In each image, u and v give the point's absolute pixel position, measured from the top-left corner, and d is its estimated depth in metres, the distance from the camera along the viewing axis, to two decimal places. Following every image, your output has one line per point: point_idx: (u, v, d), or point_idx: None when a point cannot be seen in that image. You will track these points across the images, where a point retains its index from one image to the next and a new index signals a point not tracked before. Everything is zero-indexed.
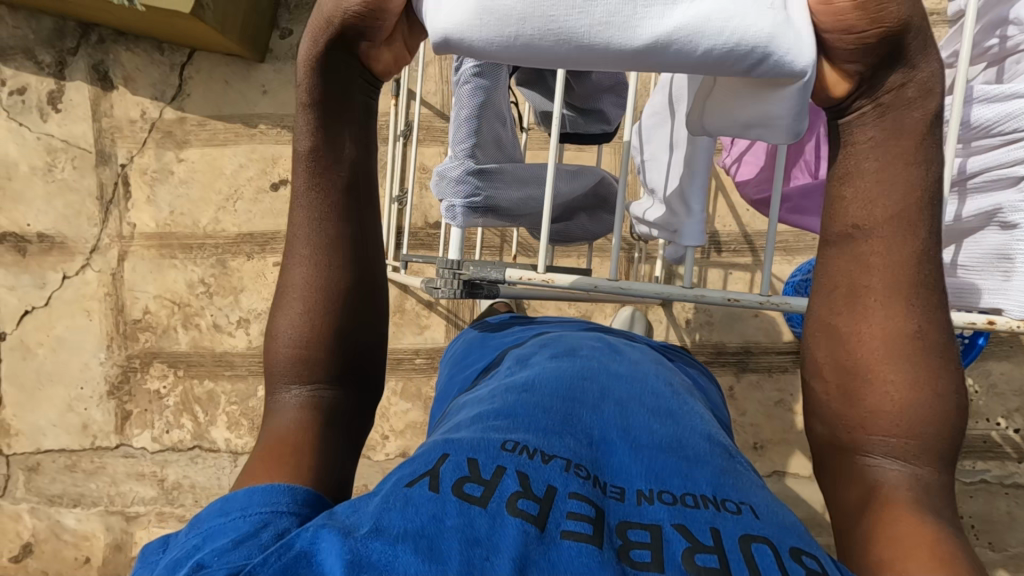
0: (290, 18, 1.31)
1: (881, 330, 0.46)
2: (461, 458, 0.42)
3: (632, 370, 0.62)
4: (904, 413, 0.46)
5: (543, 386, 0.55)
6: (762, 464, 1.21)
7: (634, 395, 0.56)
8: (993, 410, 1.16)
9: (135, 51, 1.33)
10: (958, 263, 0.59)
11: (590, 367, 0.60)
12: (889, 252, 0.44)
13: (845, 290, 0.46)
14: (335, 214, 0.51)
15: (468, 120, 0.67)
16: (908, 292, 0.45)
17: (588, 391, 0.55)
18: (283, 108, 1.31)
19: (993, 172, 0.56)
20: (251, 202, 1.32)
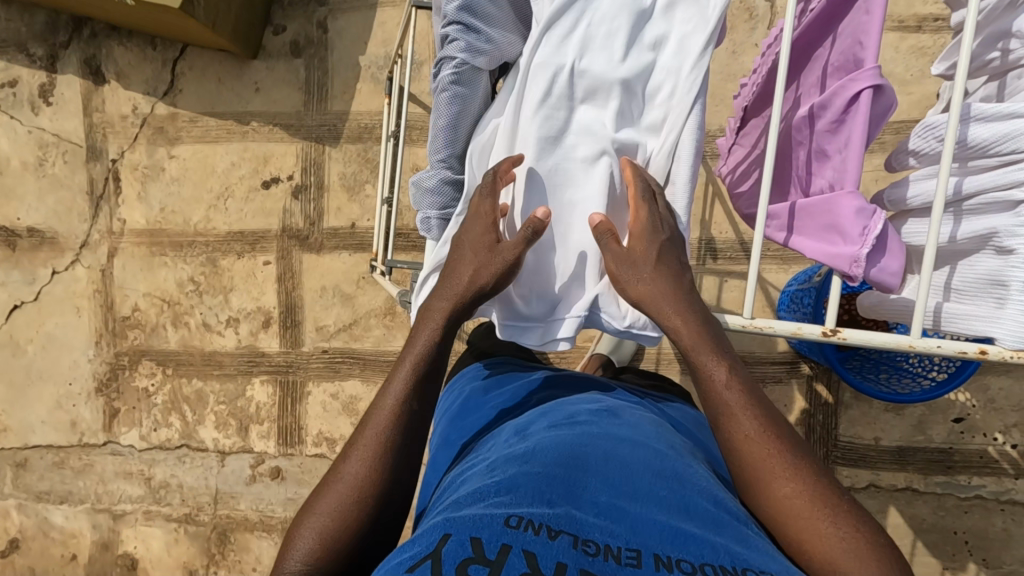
0: (284, 15, 1.29)
1: (775, 489, 0.52)
2: (463, 538, 0.41)
3: (632, 434, 0.59)
4: (834, 552, 0.48)
5: (541, 457, 0.53)
6: None
7: (639, 458, 0.54)
8: (991, 425, 1.15)
9: (127, 46, 1.32)
10: (952, 287, 0.58)
11: (590, 436, 0.58)
12: (738, 427, 0.54)
13: (735, 468, 0.55)
14: (407, 426, 0.56)
15: (445, 130, 0.64)
16: (771, 450, 0.53)
17: (590, 458, 0.53)
18: (276, 106, 1.29)
19: (989, 195, 0.53)
20: (242, 201, 1.30)
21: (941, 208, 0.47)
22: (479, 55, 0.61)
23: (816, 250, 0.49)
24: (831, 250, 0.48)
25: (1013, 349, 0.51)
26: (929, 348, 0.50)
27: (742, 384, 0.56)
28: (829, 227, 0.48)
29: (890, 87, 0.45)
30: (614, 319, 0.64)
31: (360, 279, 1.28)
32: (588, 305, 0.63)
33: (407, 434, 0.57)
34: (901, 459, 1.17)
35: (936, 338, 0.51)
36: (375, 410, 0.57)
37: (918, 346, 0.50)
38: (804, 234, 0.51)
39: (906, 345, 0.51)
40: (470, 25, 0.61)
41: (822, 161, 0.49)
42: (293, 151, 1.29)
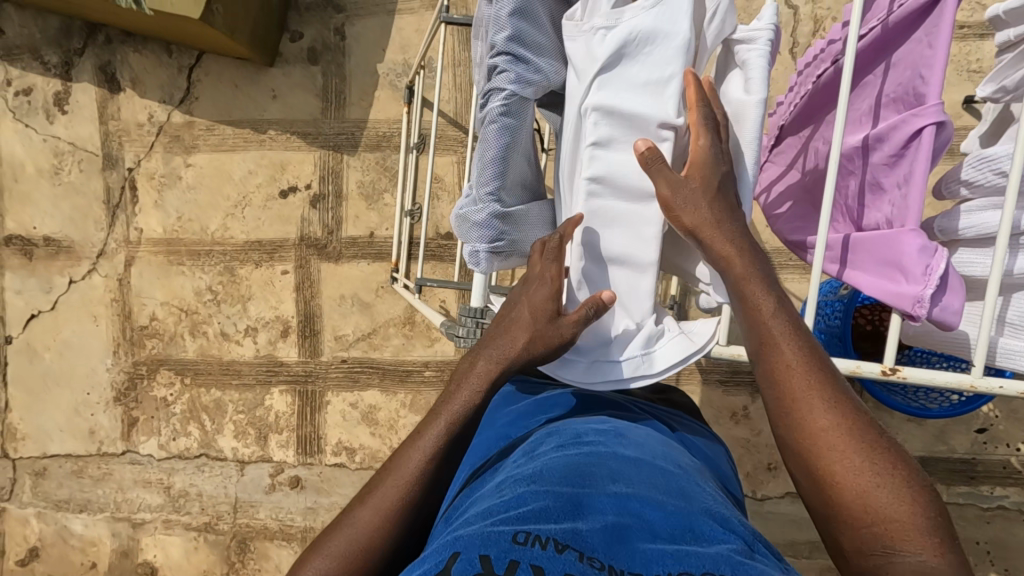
0: (301, 20, 1.27)
1: (815, 424, 0.48)
2: (472, 553, 0.40)
3: (640, 454, 0.58)
4: (869, 493, 0.45)
5: (551, 476, 0.52)
6: (775, 485, 1.20)
7: (645, 478, 0.53)
8: (1014, 436, 1.14)
9: (143, 52, 1.31)
10: (1006, 319, 0.57)
11: (598, 456, 0.56)
12: (781, 360, 0.50)
13: (772, 400, 0.50)
14: (456, 439, 0.53)
15: (494, 163, 0.48)
16: (814, 386, 0.48)
17: (597, 477, 0.52)
18: (293, 113, 1.28)
19: None
20: (259, 209, 1.29)
21: (1006, 245, 0.46)
22: (530, 88, 0.48)
23: (871, 286, 0.48)
24: (893, 290, 0.46)
25: None
26: (991, 388, 0.50)
27: (792, 321, 0.51)
28: (889, 264, 0.46)
29: (952, 124, 0.44)
30: (686, 352, 0.54)
31: (379, 288, 1.27)
32: (645, 342, 0.54)
33: (456, 448, 0.53)
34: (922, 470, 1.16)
35: (998, 378, 0.50)
36: (391, 471, 0.51)
37: (980, 385, 0.50)
38: (863, 269, 0.49)
39: (968, 384, 0.50)
40: (522, 56, 0.48)
41: (876, 194, 0.48)
42: (310, 159, 1.28)
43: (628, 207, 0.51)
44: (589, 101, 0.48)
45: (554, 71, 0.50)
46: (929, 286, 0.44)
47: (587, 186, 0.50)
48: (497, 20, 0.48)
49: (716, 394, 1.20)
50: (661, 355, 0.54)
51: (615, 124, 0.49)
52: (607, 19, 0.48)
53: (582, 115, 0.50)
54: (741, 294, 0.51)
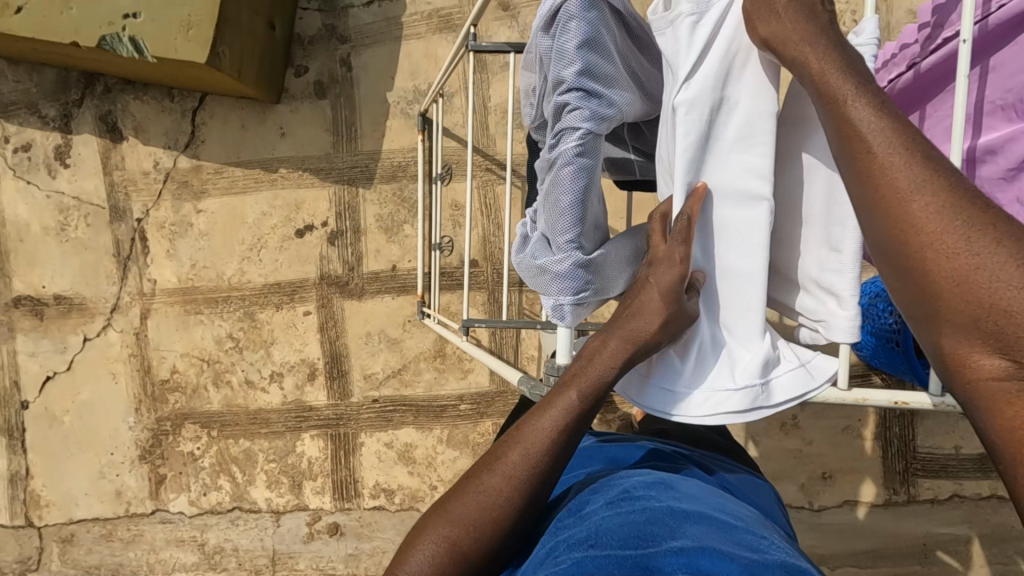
0: (305, 55, 1.23)
1: (912, 215, 0.38)
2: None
3: (701, 505, 0.51)
4: (982, 281, 0.36)
5: (608, 541, 0.45)
6: (832, 495, 1.16)
7: (715, 530, 0.46)
8: None
9: (144, 99, 1.27)
10: None
11: (656, 509, 0.49)
12: (870, 145, 0.40)
13: (856, 194, 0.41)
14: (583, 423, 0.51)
15: (570, 209, 0.45)
16: (909, 167, 0.39)
17: (657, 533, 0.45)
18: (304, 149, 1.25)
19: None
20: (276, 250, 1.25)
21: None
22: (605, 124, 0.45)
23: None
24: None
25: None
26: None
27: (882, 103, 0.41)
28: None
29: None
30: (805, 385, 0.49)
31: (406, 322, 1.24)
32: (762, 368, 0.49)
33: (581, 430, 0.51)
34: (984, 468, 1.13)
35: None
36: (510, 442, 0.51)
37: None
38: None
39: None
40: (594, 91, 0.44)
41: None
42: (325, 195, 1.24)
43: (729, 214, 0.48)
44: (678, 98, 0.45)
45: (626, 103, 0.46)
46: None
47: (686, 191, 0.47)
48: (563, 54, 0.44)
49: None
50: (780, 386, 0.49)
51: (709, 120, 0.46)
52: (696, 6, 0.46)
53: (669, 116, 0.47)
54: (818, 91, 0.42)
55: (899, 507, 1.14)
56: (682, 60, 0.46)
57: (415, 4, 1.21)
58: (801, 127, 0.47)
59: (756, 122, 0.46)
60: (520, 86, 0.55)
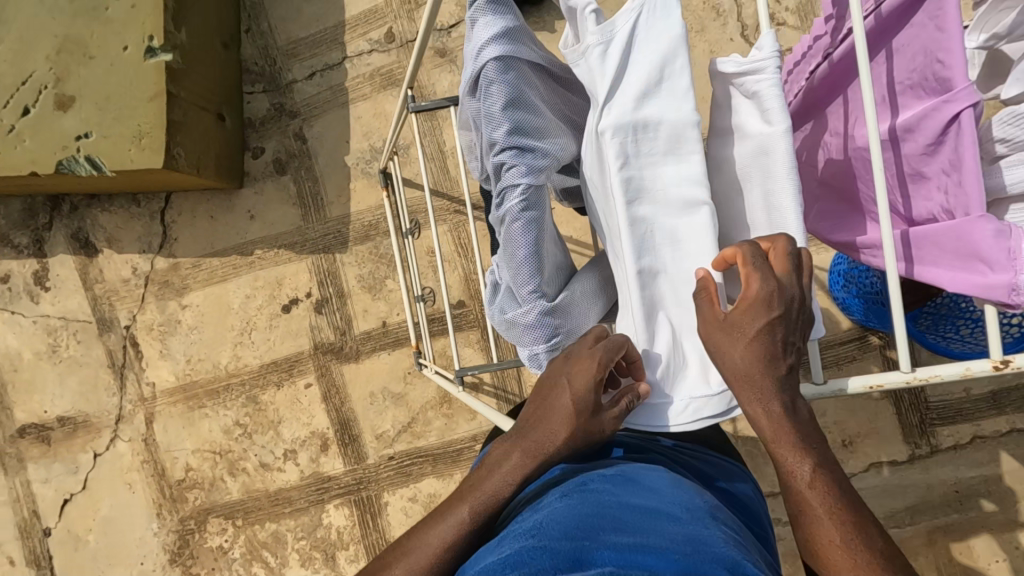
0: (259, 136, 1.26)
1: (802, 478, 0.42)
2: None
3: (655, 498, 0.49)
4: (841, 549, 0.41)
5: (553, 528, 0.44)
6: (856, 461, 1.16)
7: (663, 525, 0.44)
8: None
9: (111, 209, 1.29)
10: None
11: (607, 503, 0.47)
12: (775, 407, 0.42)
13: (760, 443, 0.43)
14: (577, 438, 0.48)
15: (527, 261, 0.46)
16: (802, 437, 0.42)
17: (602, 527, 0.43)
18: (274, 227, 1.26)
19: None
20: (266, 330, 1.27)
21: None
22: (543, 174, 0.46)
23: (958, 283, 0.42)
24: (980, 281, 0.41)
25: None
26: None
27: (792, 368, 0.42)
28: (963, 255, 0.42)
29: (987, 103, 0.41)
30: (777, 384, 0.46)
31: (406, 374, 1.24)
32: None
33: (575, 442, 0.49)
34: (997, 404, 1.13)
35: None
36: (486, 469, 0.49)
37: None
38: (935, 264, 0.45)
39: None
40: (527, 145, 0.46)
41: (920, 183, 0.46)
42: (304, 267, 1.26)
43: (674, 223, 0.44)
44: (606, 123, 0.43)
45: (561, 149, 0.48)
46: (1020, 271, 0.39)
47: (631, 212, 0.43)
48: (491, 117, 0.46)
49: None
50: None
51: (639, 138, 0.43)
52: (602, 32, 0.43)
53: (597, 144, 0.44)
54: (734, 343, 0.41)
55: (924, 460, 1.15)
56: (600, 83, 0.43)
57: (356, 67, 1.24)
58: (741, 123, 0.45)
59: (681, 133, 0.43)
60: (462, 146, 0.57)
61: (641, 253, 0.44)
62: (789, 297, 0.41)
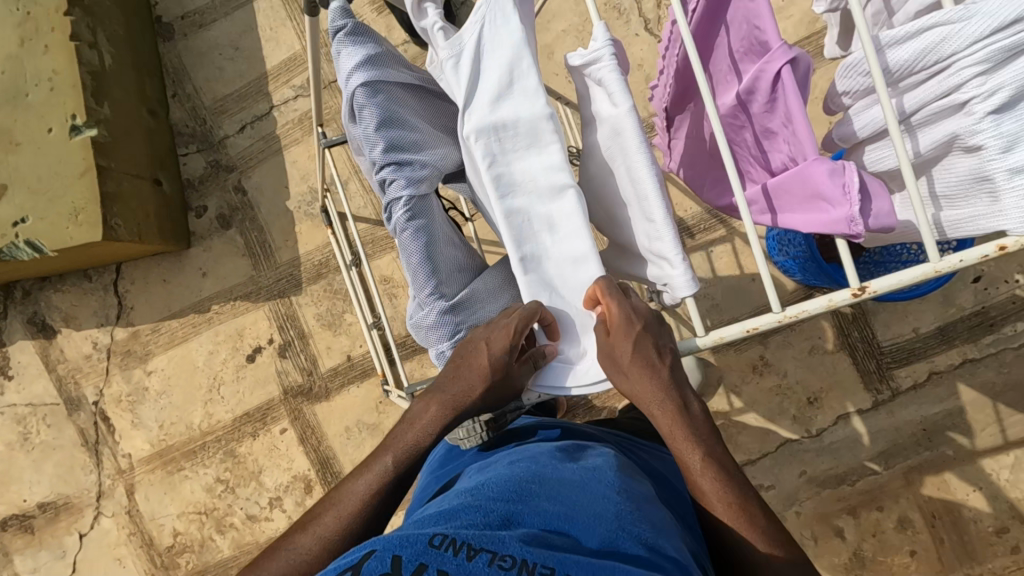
0: (200, 195, 1.28)
1: (700, 473, 0.47)
2: (384, 550, 0.39)
3: (590, 471, 0.53)
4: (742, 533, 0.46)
5: (489, 488, 0.48)
6: (825, 416, 1.19)
7: (591, 497, 0.49)
8: (1008, 270, 1.16)
9: (64, 288, 1.31)
10: (938, 194, 0.50)
11: (544, 473, 0.51)
12: (658, 409, 0.47)
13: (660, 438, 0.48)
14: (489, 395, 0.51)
15: (421, 266, 0.49)
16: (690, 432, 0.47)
17: (535, 491, 0.48)
18: (228, 280, 1.28)
19: (933, 107, 0.46)
20: (234, 382, 1.27)
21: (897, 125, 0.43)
22: (423, 184, 0.49)
23: (810, 223, 0.46)
24: (825, 218, 0.44)
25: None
26: (952, 266, 0.43)
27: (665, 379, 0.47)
28: (810, 197, 0.45)
29: (805, 56, 0.45)
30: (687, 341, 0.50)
31: (378, 403, 1.25)
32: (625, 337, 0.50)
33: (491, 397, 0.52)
34: (946, 338, 1.17)
35: (951, 254, 0.43)
36: (407, 421, 0.53)
37: (942, 268, 0.43)
38: (789, 210, 0.48)
39: (930, 271, 0.44)
40: (404, 160, 0.49)
41: (771, 139, 0.49)
42: (263, 315, 1.27)
43: (543, 210, 0.47)
44: (467, 128, 0.46)
45: (440, 158, 0.51)
46: (854, 203, 0.43)
47: (502, 207, 0.46)
48: (368, 138, 0.49)
49: (731, 357, 1.21)
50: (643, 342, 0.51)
51: (501, 138, 0.46)
52: (452, 47, 0.47)
53: (465, 149, 0.47)
54: (609, 355, 0.47)
55: (888, 404, 1.18)
56: (457, 94, 0.46)
57: (284, 114, 1.27)
58: (597, 110, 0.49)
59: (537, 127, 0.46)
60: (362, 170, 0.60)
61: (520, 242, 0.46)
62: (639, 309, 0.47)
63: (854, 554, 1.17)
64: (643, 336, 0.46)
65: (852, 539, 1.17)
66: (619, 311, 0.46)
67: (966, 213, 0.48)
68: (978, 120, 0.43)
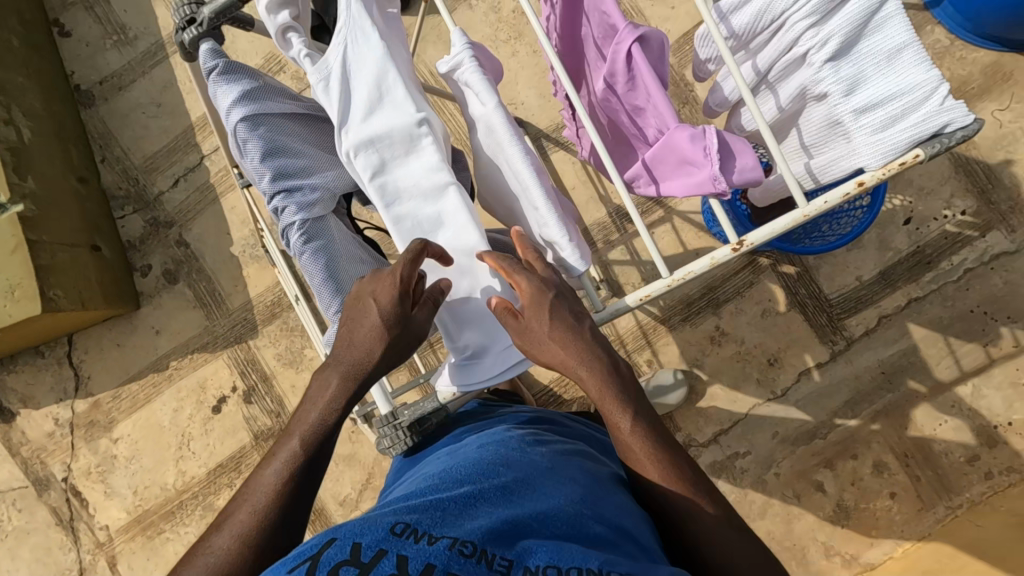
0: (143, 254, 1.28)
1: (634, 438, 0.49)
2: (346, 538, 0.38)
3: (555, 456, 0.55)
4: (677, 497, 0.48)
5: (455, 473, 0.49)
6: (787, 375, 1.21)
7: (554, 479, 0.50)
8: (934, 208, 1.21)
9: (18, 368, 1.29)
10: (807, 143, 0.53)
11: (511, 455, 0.53)
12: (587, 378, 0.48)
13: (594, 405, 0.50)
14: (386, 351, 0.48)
15: (325, 285, 0.50)
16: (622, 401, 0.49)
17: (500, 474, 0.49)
18: (182, 335, 1.27)
19: (782, 63, 0.49)
20: (203, 435, 1.26)
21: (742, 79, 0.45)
22: (316, 206, 0.51)
23: (684, 188, 0.48)
24: (694, 181, 0.47)
25: (881, 166, 0.45)
26: (819, 208, 0.46)
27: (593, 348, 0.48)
28: (679, 163, 0.48)
29: (653, 33, 0.48)
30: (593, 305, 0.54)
31: (351, 433, 1.25)
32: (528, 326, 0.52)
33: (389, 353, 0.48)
34: (888, 282, 1.21)
35: (818, 197, 0.46)
36: (311, 400, 0.50)
37: (810, 212, 0.46)
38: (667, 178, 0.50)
39: (800, 217, 0.46)
40: (293, 187, 0.50)
41: (641, 115, 0.51)
42: (223, 363, 1.27)
43: (432, 212, 0.48)
44: (346, 145, 0.47)
45: (331, 179, 0.52)
46: (715, 162, 0.45)
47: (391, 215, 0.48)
48: (255, 171, 0.50)
49: (688, 332, 1.23)
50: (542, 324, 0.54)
51: (380, 150, 0.47)
52: (320, 70, 0.48)
53: (349, 165, 0.48)
54: (530, 331, 0.47)
55: (845, 353, 1.21)
56: (332, 114, 0.48)
57: (216, 162, 1.27)
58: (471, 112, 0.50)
59: (412, 135, 0.47)
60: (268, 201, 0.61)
61: None
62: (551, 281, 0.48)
63: (838, 505, 1.19)
64: (558, 309, 0.47)
65: (832, 491, 1.19)
66: (531, 288, 0.47)
67: (830, 157, 0.50)
68: (818, 69, 0.46)
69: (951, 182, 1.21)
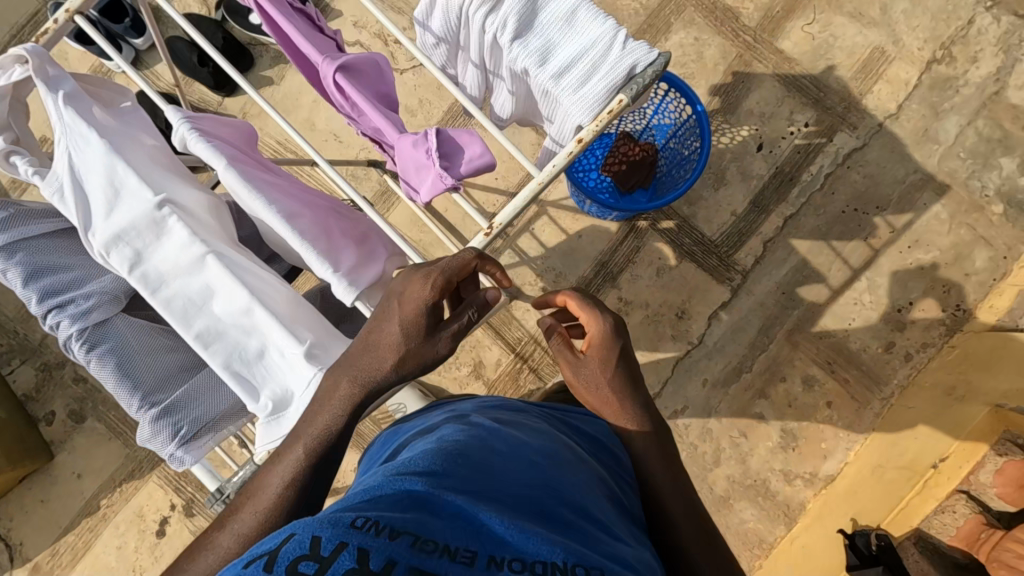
0: (43, 402, 1.24)
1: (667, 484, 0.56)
2: (304, 529, 0.29)
3: (517, 443, 0.47)
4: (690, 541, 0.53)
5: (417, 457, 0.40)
6: (698, 322, 1.24)
7: (515, 467, 0.43)
8: (779, 128, 1.27)
9: None
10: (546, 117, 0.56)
11: (473, 441, 0.45)
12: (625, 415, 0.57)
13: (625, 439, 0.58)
14: (410, 359, 0.49)
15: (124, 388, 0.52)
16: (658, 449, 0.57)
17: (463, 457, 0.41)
18: (105, 470, 1.23)
19: (485, 51, 0.54)
20: (155, 563, 1.21)
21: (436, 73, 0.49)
22: (93, 315, 0.52)
23: (425, 192, 0.50)
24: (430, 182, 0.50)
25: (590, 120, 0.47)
26: (549, 175, 0.48)
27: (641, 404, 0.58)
28: (416, 169, 0.50)
29: (355, 56, 0.51)
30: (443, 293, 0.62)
31: None
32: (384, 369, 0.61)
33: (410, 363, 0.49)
34: (762, 208, 1.26)
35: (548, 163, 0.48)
36: (319, 397, 0.50)
37: (541, 180, 0.48)
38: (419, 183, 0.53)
39: (536, 185, 0.49)
40: (63, 302, 0.52)
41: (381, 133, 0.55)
42: (154, 485, 1.23)
43: (198, 284, 0.49)
44: (95, 245, 0.48)
45: (107, 284, 0.54)
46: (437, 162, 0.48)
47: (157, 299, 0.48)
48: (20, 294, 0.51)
49: None
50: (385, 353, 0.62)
51: (129, 240, 0.48)
52: (52, 183, 0.49)
53: (107, 262, 0.49)
54: (595, 363, 0.57)
55: (744, 286, 1.24)
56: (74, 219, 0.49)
57: None
58: None
59: (156, 219, 0.48)
60: None
61: (189, 322, 0.49)
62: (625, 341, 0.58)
63: (784, 431, 1.21)
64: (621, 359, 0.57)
65: (774, 419, 1.21)
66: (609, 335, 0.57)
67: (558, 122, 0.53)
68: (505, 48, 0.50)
69: (786, 101, 1.27)
